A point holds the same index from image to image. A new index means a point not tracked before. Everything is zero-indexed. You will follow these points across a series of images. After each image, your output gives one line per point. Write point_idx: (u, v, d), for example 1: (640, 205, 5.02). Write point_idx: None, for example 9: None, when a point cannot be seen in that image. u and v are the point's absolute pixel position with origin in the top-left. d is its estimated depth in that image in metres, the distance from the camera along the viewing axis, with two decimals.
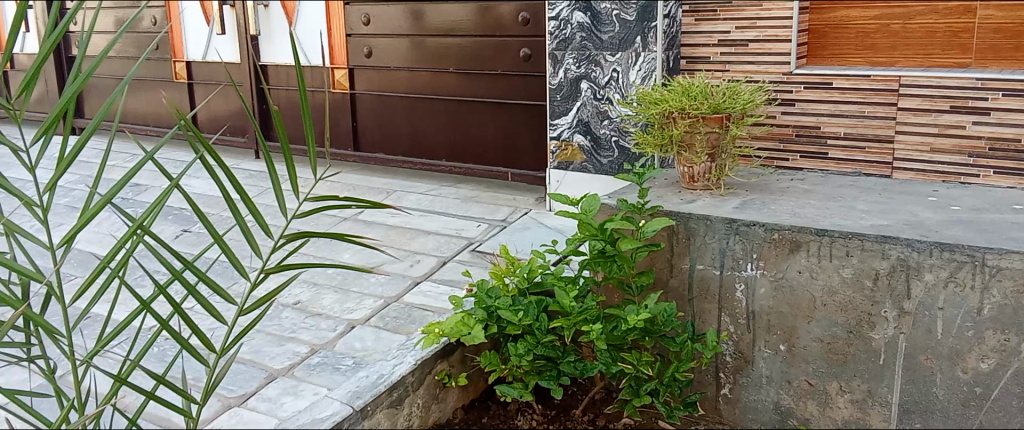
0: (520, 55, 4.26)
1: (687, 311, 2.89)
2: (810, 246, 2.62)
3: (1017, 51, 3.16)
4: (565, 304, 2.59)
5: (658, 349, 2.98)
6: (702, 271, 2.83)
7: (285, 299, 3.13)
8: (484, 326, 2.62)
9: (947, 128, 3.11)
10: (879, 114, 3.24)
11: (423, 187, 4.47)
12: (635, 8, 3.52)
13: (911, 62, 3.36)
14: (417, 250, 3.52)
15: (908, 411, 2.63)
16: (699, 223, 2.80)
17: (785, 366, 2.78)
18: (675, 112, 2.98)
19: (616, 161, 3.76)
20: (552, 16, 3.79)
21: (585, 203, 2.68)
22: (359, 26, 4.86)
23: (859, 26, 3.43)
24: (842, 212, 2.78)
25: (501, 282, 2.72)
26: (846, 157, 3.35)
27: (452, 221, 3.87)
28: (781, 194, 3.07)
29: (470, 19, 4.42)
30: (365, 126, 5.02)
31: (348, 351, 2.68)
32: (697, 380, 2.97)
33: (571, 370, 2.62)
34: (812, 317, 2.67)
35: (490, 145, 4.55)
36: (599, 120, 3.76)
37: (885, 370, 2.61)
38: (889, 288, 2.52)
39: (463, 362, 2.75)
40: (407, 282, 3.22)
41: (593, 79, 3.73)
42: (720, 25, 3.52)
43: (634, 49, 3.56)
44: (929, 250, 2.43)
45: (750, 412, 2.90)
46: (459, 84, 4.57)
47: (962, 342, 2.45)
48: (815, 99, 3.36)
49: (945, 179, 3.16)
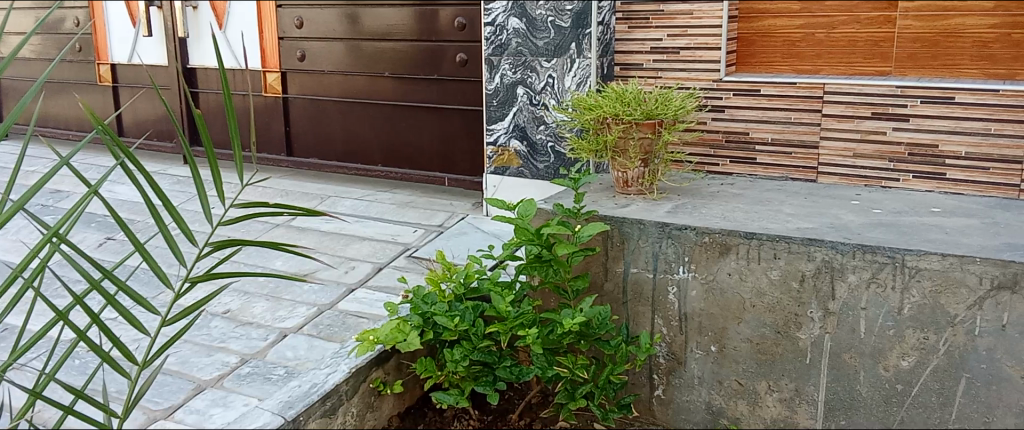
0: (456, 60, 4.26)
1: (621, 314, 2.94)
2: (738, 249, 2.68)
3: (934, 59, 3.30)
4: (501, 309, 2.59)
5: (593, 353, 3.01)
6: (635, 274, 2.88)
7: (214, 308, 3.05)
8: (419, 333, 2.60)
9: (869, 134, 3.23)
10: (805, 121, 3.33)
11: (358, 192, 4.42)
12: (570, 14, 3.55)
13: (835, 70, 3.48)
14: (352, 256, 3.47)
15: (833, 409, 2.70)
16: (633, 227, 2.84)
17: (715, 366, 2.83)
18: (609, 118, 3.02)
19: (552, 166, 3.77)
20: (488, 22, 3.79)
21: (521, 208, 2.69)
22: (292, 29, 4.78)
23: (785, 34, 3.53)
24: (770, 216, 2.85)
25: (436, 288, 2.70)
26: (773, 162, 3.44)
27: (387, 226, 3.83)
28: (712, 198, 3.14)
29: (406, 23, 4.39)
30: (298, 131, 4.93)
31: (280, 360, 2.63)
32: (632, 382, 3.00)
33: (507, 374, 2.62)
34: (741, 319, 2.73)
35: (426, 150, 4.52)
36: (535, 125, 3.78)
37: (811, 369, 2.68)
38: (814, 289, 2.59)
39: (399, 369, 2.73)
40: (341, 289, 3.17)
41: (529, 84, 3.74)
42: (652, 32, 3.58)
43: (569, 55, 3.59)
44: (852, 252, 2.51)
45: (682, 413, 2.95)
46: (395, 89, 4.54)
47: (884, 341, 2.54)
48: (744, 106, 3.44)
49: (867, 183, 3.28)
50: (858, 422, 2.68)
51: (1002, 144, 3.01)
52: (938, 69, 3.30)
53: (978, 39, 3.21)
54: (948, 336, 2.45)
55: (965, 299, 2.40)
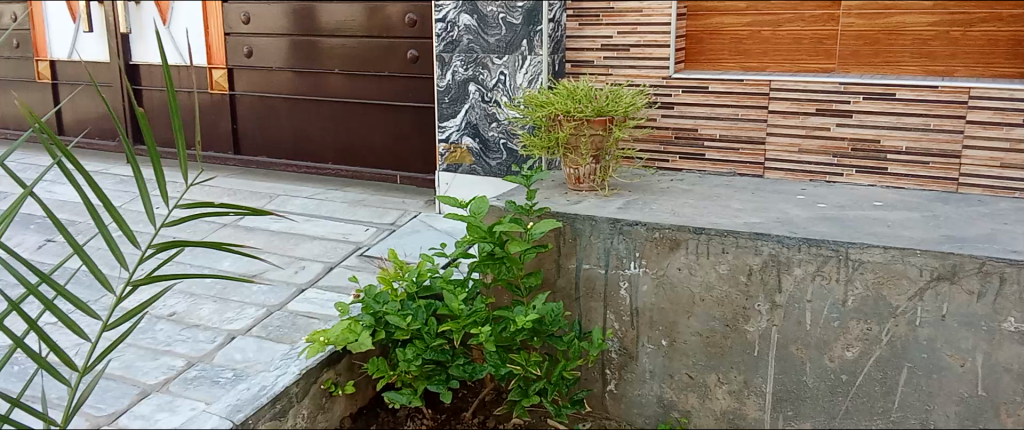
0: (407, 57, 4.22)
1: (574, 310, 2.96)
2: (688, 243, 2.71)
3: (876, 56, 3.38)
4: (454, 308, 2.57)
5: (546, 349, 3.02)
6: (588, 270, 2.90)
7: (159, 310, 2.98)
8: (371, 333, 2.57)
9: (814, 130, 3.29)
10: (752, 117, 3.38)
11: (308, 191, 4.36)
12: (521, 11, 3.55)
13: (780, 68, 3.54)
14: (302, 256, 3.42)
15: (781, 400, 2.75)
16: (585, 223, 2.86)
17: (666, 360, 2.86)
18: (561, 115, 3.02)
19: (504, 162, 3.77)
20: (439, 18, 3.77)
21: (474, 205, 2.68)
22: (238, 25, 4.69)
23: (732, 32, 3.59)
24: (718, 211, 2.90)
25: (389, 287, 2.67)
26: (721, 158, 3.49)
27: (338, 225, 3.79)
28: (662, 194, 3.17)
29: (356, 19, 4.34)
30: (246, 128, 4.85)
31: (227, 363, 2.58)
32: (584, 378, 3.03)
33: (460, 373, 2.61)
34: (691, 313, 2.77)
35: (378, 148, 4.48)
36: (487, 122, 3.76)
37: (759, 361, 2.73)
38: (762, 283, 2.64)
39: (351, 370, 2.71)
40: (291, 290, 3.12)
41: (481, 81, 3.72)
42: (602, 30, 3.60)
43: (520, 52, 3.59)
44: (797, 245, 2.56)
45: (634, 407, 2.97)
46: (345, 86, 4.48)
47: (829, 332, 2.60)
48: (693, 103, 3.48)
49: (812, 178, 3.34)
50: (805, 413, 2.73)
51: (941, 138, 3.09)
52: (880, 66, 3.38)
53: (918, 37, 3.29)
54: (890, 326, 2.51)
55: (906, 290, 2.46)
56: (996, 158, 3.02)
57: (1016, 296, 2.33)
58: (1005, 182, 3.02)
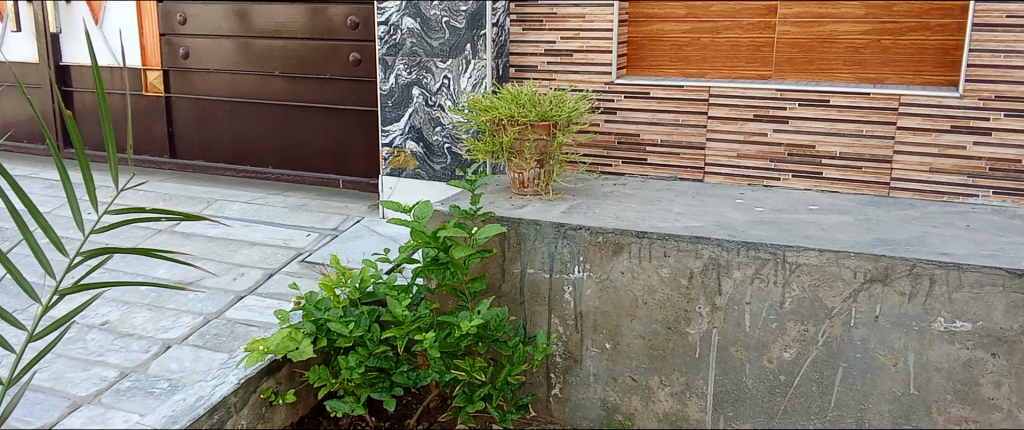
0: (349, 60, 4.17)
1: (519, 314, 2.96)
2: (630, 247, 2.74)
3: (810, 64, 3.46)
4: (397, 314, 2.54)
5: (491, 355, 3.00)
6: (532, 274, 2.90)
7: (90, 319, 2.87)
8: (312, 340, 2.53)
9: (752, 136, 3.36)
10: (692, 123, 3.44)
11: (246, 195, 4.26)
12: (465, 15, 3.54)
13: (719, 74, 3.60)
14: (241, 262, 3.35)
15: (721, 401, 2.79)
16: (529, 228, 2.87)
17: (609, 363, 2.89)
18: (505, 119, 3.02)
19: (448, 167, 3.74)
20: (382, 21, 3.73)
21: (418, 210, 2.66)
22: (174, 26, 4.58)
23: (673, 39, 3.64)
24: (659, 215, 2.93)
25: (331, 294, 2.62)
26: (663, 163, 3.54)
27: (278, 230, 3.71)
28: (605, 199, 3.19)
29: (297, 21, 4.28)
30: (182, 132, 4.73)
31: (163, 373, 2.50)
32: (529, 382, 3.03)
33: (404, 380, 2.58)
34: (634, 316, 2.80)
35: (319, 152, 4.42)
36: (431, 126, 3.73)
37: (700, 362, 2.77)
38: (702, 285, 2.68)
39: (292, 378, 2.66)
40: (229, 297, 3.05)
41: (424, 85, 3.70)
42: (546, 35, 3.62)
43: (464, 56, 3.57)
44: (736, 248, 2.61)
45: (578, 410, 2.99)
46: (286, 88, 4.41)
47: (767, 334, 2.65)
48: (635, 108, 3.52)
49: (750, 182, 3.42)
50: (744, 413, 2.78)
51: (873, 144, 3.18)
52: (814, 73, 3.46)
53: (851, 45, 3.38)
54: (826, 327, 2.57)
55: (842, 292, 2.52)
56: (925, 163, 3.12)
57: (945, 297, 2.41)
58: (933, 187, 3.13)
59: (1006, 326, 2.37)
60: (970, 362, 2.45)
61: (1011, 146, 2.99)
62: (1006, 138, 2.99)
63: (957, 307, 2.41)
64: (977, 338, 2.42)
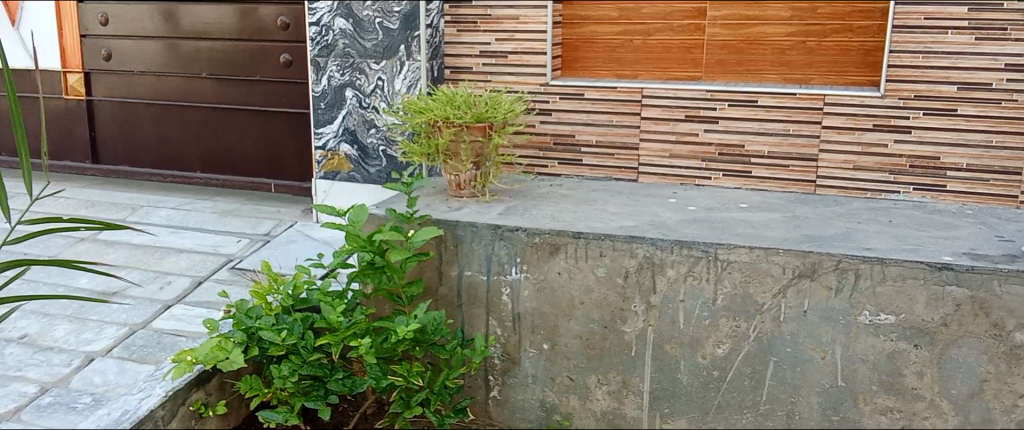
0: (280, 61, 4.08)
1: (456, 318, 2.94)
2: (567, 248, 2.76)
3: (739, 65, 3.53)
4: (331, 320, 2.50)
5: (429, 359, 2.96)
6: (470, 277, 2.89)
7: (8, 333, 2.75)
8: (243, 350, 2.47)
9: (684, 136, 3.41)
10: (626, 123, 3.47)
11: (174, 201, 4.14)
12: (398, 16, 3.50)
13: (652, 75, 3.65)
14: (168, 270, 3.25)
15: (658, 398, 2.81)
16: (465, 230, 2.86)
17: (548, 364, 2.89)
18: (440, 121, 3.00)
19: (384, 170, 3.68)
20: (313, 22, 3.67)
21: (353, 214, 2.62)
22: (95, 27, 4.42)
23: (606, 41, 3.68)
24: (595, 215, 2.95)
25: (262, 301, 2.57)
26: (598, 163, 3.56)
27: (206, 237, 3.61)
28: (541, 200, 3.20)
29: (226, 21, 4.18)
30: (106, 136, 4.57)
31: (85, 387, 2.41)
32: (468, 385, 3.01)
33: (339, 387, 2.52)
34: (571, 316, 2.81)
35: (249, 156, 4.32)
36: (365, 128, 3.67)
37: (636, 360, 2.79)
38: (637, 284, 2.71)
39: (222, 389, 2.58)
40: (156, 307, 2.95)
41: (358, 86, 3.64)
42: (480, 36, 3.61)
43: (397, 57, 3.53)
44: (670, 247, 2.64)
45: (517, 412, 2.99)
46: (215, 90, 4.30)
47: (701, 330, 2.69)
48: (570, 109, 3.54)
49: (682, 181, 3.47)
50: (680, 410, 2.80)
51: (800, 143, 3.26)
52: (743, 74, 3.53)
53: (778, 46, 3.46)
54: (757, 323, 2.62)
55: (771, 287, 2.58)
56: (849, 161, 3.22)
57: (869, 290, 2.48)
58: (857, 184, 3.23)
59: (928, 318, 2.46)
60: (894, 353, 2.52)
61: (930, 144, 3.10)
62: (925, 136, 3.10)
63: (881, 301, 2.48)
64: (900, 329, 2.49)
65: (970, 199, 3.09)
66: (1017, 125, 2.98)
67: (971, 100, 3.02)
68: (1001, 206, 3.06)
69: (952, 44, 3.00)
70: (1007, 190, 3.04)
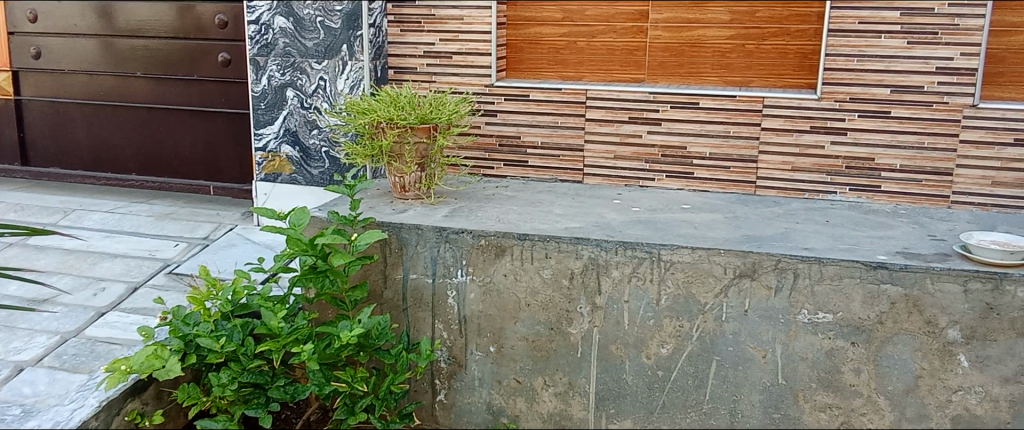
0: (218, 60, 3.99)
1: (401, 321, 2.91)
2: (513, 250, 2.76)
3: (681, 67, 3.57)
4: (272, 326, 2.44)
5: (374, 364, 2.92)
6: (415, 280, 2.87)
7: None
8: (180, 357, 2.41)
9: (627, 137, 3.44)
10: (570, 125, 3.49)
11: (109, 204, 4.01)
12: (340, 15, 3.45)
13: (595, 77, 3.67)
14: (102, 276, 3.15)
15: (603, 398, 2.82)
16: (410, 233, 2.83)
17: (494, 366, 2.88)
18: (384, 122, 2.96)
19: (326, 171, 3.63)
20: (252, 20, 3.59)
21: (294, 217, 2.57)
22: (23, 24, 4.25)
23: (550, 42, 3.69)
24: (541, 216, 2.96)
25: (200, 307, 2.49)
26: (543, 164, 3.57)
27: (142, 241, 3.50)
28: (487, 201, 3.19)
29: (162, 19, 4.07)
30: (36, 137, 4.41)
31: (14, 399, 2.32)
32: (414, 389, 2.98)
33: (281, 395, 2.47)
34: (517, 318, 2.81)
35: (186, 157, 4.21)
36: (307, 129, 3.61)
37: (582, 361, 2.80)
38: (583, 285, 2.72)
39: (159, 398, 2.50)
40: (89, 314, 2.85)
41: (299, 87, 3.58)
42: (424, 37, 3.59)
43: (340, 57, 3.48)
44: (615, 248, 2.66)
45: (464, 415, 2.97)
46: (150, 90, 4.18)
47: (645, 330, 2.71)
48: (515, 110, 3.54)
49: (627, 182, 3.50)
50: (625, 410, 2.82)
51: (740, 144, 3.31)
52: (685, 76, 3.57)
53: (718, 49, 3.51)
54: (699, 322, 2.66)
55: (712, 288, 2.61)
56: (787, 162, 3.28)
57: (807, 289, 2.54)
58: (795, 185, 3.30)
59: (864, 316, 2.52)
60: (833, 351, 2.57)
61: (864, 145, 3.18)
62: (860, 138, 3.18)
63: (819, 300, 2.54)
64: (838, 327, 2.55)
65: (903, 199, 3.19)
66: (947, 127, 3.08)
67: (903, 103, 3.11)
68: (932, 206, 3.16)
69: (885, 47, 3.08)
70: (939, 190, 3.14)
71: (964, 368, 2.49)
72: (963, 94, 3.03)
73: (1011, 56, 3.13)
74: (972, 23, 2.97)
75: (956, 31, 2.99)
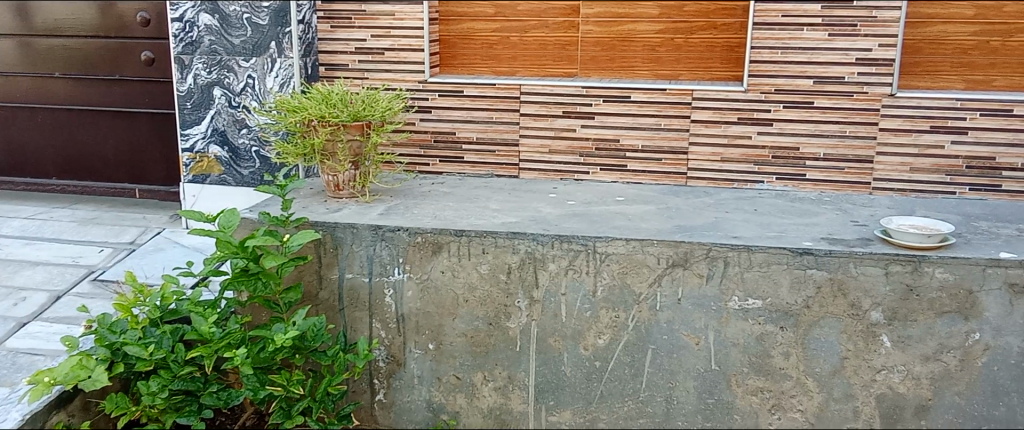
0: (141, 59, 3.87)
1: (338, 322, 2.88)
2: (450, 246, 2.75)
3: (612, 62, 3.62)
4: (203, 332, 2.39)
5: (310, 366, 2.88)
6: (351, 280, 2.84)
7: None
8: (107, 367, 2.34)
9: (562, 132, 3.47)
10: (505, 120, 3.50)
11: (29, 210, 3.86)
12: (268, 12, 3.39)
13: (528, 72, 3.69)
14: (22, 285, 3.02)
15: (542, 391, 2.85)
16: (345, 231, 2.80)
17: (433, 364, 2.88)
18: (315, 120, 2.92)
19: (257, 171, 3.56)
20: (175, 17, 3.48)
21: (224, 219, 2.51)
22: None
23: (483, 37, 3.69)
24: (476, 212, 2.96)
25: (127, 314, 2.43)
26: (479, 160, 3.57)
27: (65, 248, 3.38)
28: (423, 198, 3.17)
29: (81, 18, 3.92)
30: None
31: None
32: (352, 390, 2.95)
33: (214, 401, 2.43)
34: (455, 314, 2.81)
35: (109, 159, 4.08)
36: (236, 129, 3.54)
37: (521, 355, 2.82)
38: (520, 279, 2.73)
39: (87, 409, 2.42)
40: (9, 325, 2.74)
41: (226, 85, 3.50)
42: (355, 33, 3.55)
43: (268, 54, 3.43)
44: (551, 242, 2.68)
45: (404, 414, 2.96)
46: (70, 91, 4.02)
47: (582, 322, 2.74)
48: (449, 106, 3.53)
49: (562, 176, 3.53)
50: (564, 401, 2.85)
51: (671, 137, 3.37)
52: (616, 70, 3.62)
53: (648, 43, 3.56)
54: (635, 312, 2.70)
55: (647, 277, 2.66)
56: (716, 153, 3.36)
57: (737, 276, 2.60)
58: (725, 175, 3.37)
59: (792, 301, 2.60)
60: (763, 336, 2.65)
61: (789, 135, 3.27)
62: (785, 128, 3.27)
63: (749, 286, 2.61)
64: (767, 313, 2.62)
65: (827, 187, 3.29)
66: (867, 116, 3.19)
67: (825, 93, 3.21)
68: (854, 192, 3.27)
69: (808, 40, 3.17)
70: (860, 177, 3.25)
71: (887, 348, 2.59)
72: (881, 84, 3.14)
73: (926, 46, 3.26)
74: (889, 15, 3.08)
75: (874, 23, 3.10)
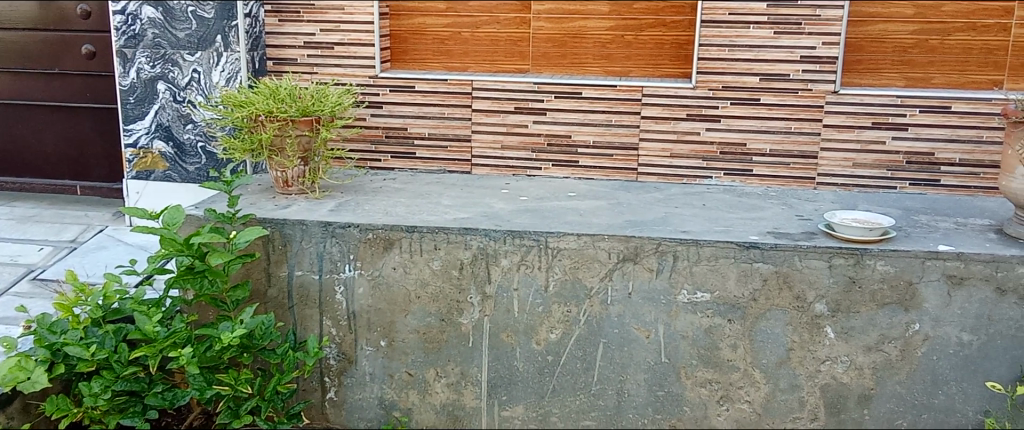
0: (82, 52, 3.77)
1: (288, 319, 2.84)
2: (401, 242, 2.74)
3: (563, 58, 3.63)
4: (147, 331, 2.34)
5: (259, 364, 2.85)
6: (301, 277, 2.81)
7: None
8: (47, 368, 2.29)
9: (514, 127, 3.47)
10: (457, 115, 3.49)
11: None
12: (213, 5, 3.34)
13: (480, 68, 3.68)
14: None
15: (495, 386, 2.85)
16: (294, 228, 2.77)
17: (384, 361, 2.86)
18: (263, 115, 2.88)
19: (203, 167, 3.50)
20: (117, 10, 3.39)
21: (168, 216, 2.46)
22: None
23: (434, 33, 3.67)
24: (428, 208, 2.95)
25: (68, 314, 2.35)
26: (431, 156, 3.56)
27: (3, 247, 3.27)
28: (374, 194, 3.15)
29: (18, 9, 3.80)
30: None
31: None
32: (301, 389, 2.92)
33: (158, 401, 2.38)
34: (407, 310, 2.80)
35: (49, 156, 3.97)
36: (181, 124, 3.46)
37: (473, 351, 2.82)
38: (472, 275, 2.74)
39: (26, 411, 2.36)
40: None
41: (171, 79, 3.42)
42: (304, 27, 3.51)
43: (214, 48, 3.37)
44: (503, 238, 2.69)
45: (356, 411, 2.94)
46: (7, 85, 3.89)
47: (534, 317, 2.75)
48: (401, 102, 3.51)
49: (514, 172, 3.53)
50: (517, 396, 2.85)
51: (622, 132, 3.41)
52: (568, 67, 3.64)
53: (599, 40, 3.59)
54: (586, 307, 2.72)
55: (598, 272, 2.68)
56: (666, 149, 3.40)
57: (686, 270, 2.64)
58: (675, 170, 3.42)
59: (739, 293, 2.64)
60: (711, 328, 2.69)
61: (737, 131, 3.33)
62: (733, 124, 3.32)
63: (697, 279, 2.65)
64: (715, 305, 2.67)
65: (774, 182, 3.36)
66: (811, 113, 3.26)
67: (771, 90, 3.27)
68: (800, 187, 3.34)
69: (754, 37, 3.23)
70: (805, 172, 3.32)
71: (831, 339, 2.65)
72: (825, 81, 3.22)
73: (868, 45, 3.34)
74: (832, 14, 3.16)
75: (818, 22, 3.17)
